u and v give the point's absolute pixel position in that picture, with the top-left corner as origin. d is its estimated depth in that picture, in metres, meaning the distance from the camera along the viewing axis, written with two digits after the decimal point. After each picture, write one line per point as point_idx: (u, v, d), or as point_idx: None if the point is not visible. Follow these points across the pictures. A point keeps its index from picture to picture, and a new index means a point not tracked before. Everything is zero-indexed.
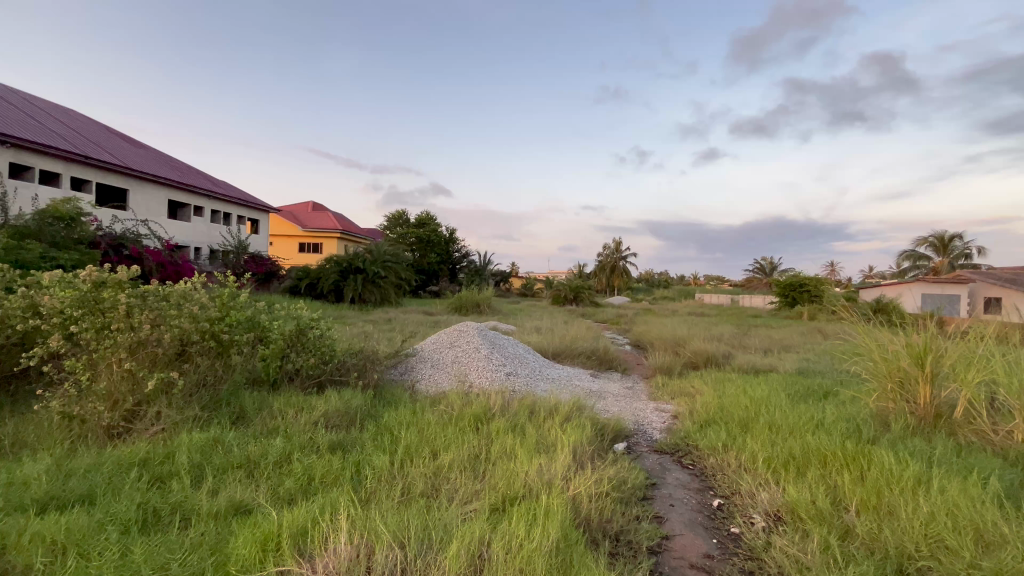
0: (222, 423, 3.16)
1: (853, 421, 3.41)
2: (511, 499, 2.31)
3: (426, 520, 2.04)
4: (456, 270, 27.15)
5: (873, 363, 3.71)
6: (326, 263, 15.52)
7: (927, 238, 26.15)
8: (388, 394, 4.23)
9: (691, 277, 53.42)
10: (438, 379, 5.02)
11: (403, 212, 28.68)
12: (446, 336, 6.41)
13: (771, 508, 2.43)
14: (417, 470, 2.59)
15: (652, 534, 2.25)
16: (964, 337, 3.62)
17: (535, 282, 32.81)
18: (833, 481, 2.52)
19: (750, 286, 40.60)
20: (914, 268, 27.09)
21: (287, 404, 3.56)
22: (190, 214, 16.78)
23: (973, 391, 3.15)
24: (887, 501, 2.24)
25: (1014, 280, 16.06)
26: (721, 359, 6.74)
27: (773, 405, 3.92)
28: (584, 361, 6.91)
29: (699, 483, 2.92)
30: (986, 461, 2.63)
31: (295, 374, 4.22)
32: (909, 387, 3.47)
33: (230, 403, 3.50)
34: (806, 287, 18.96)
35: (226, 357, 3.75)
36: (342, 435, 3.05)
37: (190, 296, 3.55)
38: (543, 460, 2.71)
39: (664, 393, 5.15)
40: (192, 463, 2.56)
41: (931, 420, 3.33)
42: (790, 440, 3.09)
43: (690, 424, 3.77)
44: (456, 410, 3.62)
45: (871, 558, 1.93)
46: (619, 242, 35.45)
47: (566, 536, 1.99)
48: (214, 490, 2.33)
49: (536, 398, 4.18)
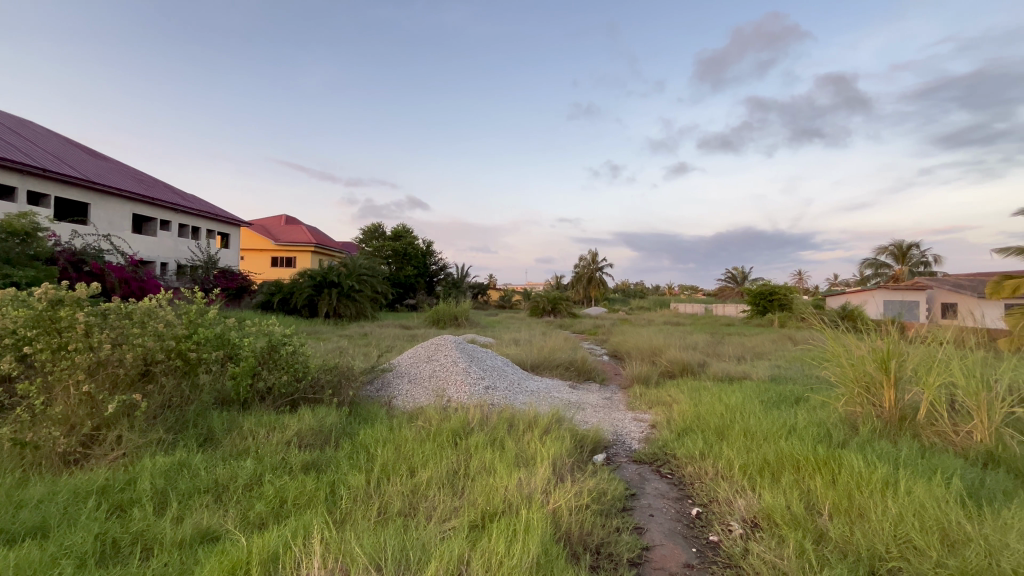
0: (188, 446, 3.03)
1: (824, 426, 3.51)
2: (490, 515, 2.27)
3: (404, 540, 1.99)
4: (434, 282, 27.41)
5: (840, 369, 3.84)
6: (300, 277, 15.27)
7: (886, 247, 27.33)
8: (365, 411, 4.14)
9: (666, 287, 54.68)
10: (415, 394, 4.95)
11: (379, 225, 28.60)
12: (423, 350, 6.32)
13: (748, 515, 2.47)
14: (394, 488, 2.54)
15: (633, 546, 2.25)
16: (924, 341, 3.76)
17: (513, 294, 32.98)
18: (806, 485, 2.58)
19: (722, 295, 41.80)
20: (874, 276, 28.34)
21: (258, 423, 3.45)
22: (156, 229, 16.26)
23: (935, 393, 3.29)
24: (858, 503, 2.30)
25: (967, 285, 16.87)
26: (697, 367, 6.86)
27: (747, 411, 3.99)
28: (563, 373, 6.93)
29: (677, 492, 2.94)
30: (949, 462, 2.72)
31: (267, 393, 4.09)
32: (875, 391, 3.60)
33: (197, 425, 3.36)
34: (776, 295, 19.53)
35: (193, 377, 3.64)
36: (316, 454, 2.97)
37: (155, 313, 3.45)
38: (523, 474, 2.69)
39: (641, 402, 5.20)
40: (156, 489, 2.44)
41: (896, 423, 3.45)
42: (764, 445, 3.15)
43: (667, 433, 3.81)
44: (434, 426, 3.57)
45: (844, 560, 1.96)
46: (595, 253, 36.18)
47: (546, 551, 1.96)
48: (179, 517, 2.22)
49: (515, 411, 4.16)
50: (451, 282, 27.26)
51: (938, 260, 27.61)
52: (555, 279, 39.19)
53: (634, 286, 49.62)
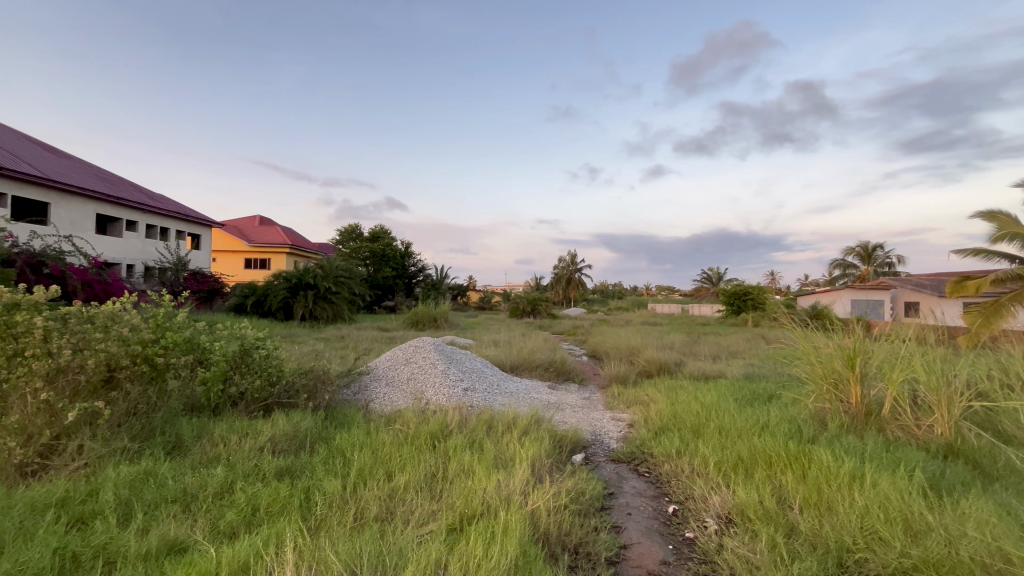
0: (155, 454, 2.93)
1: (794, 422, 3.60)
2: (468, 518, 2.26)
3: (380, 545, 1.96)
4: (413, 284, 27.17)
5: (810, 367, 3.95)
6: (274, 279, 14.96)
7: (853, 247, 28.28)
8: (341, 415, 4.06)
9: (644, 288, 55.48)
10: (393, 397, 4.89)
11: (357, 225, 28.22)
12: (401, 352, 6.25)
13: (723, 511, 2.52)
14: (371, 493, 2.50)
15: (611, 545, 2.26)
16: (888, 339, 3.91)
17: (493, 295, 32.95)
18: (777, 481, 2.64)
19: (698, 295, 42.64)
20: (842, 276, 29.31)
21: (230, 430, 3.36)
22: (122, 229, 15.69)
23: (898, 388, 3.41)
24: (827, 497, 2.37)
25: (927, 284, 17.54)
26: (674, 367, 6.98)
27: (722, 409, 4.08)
28: (543, 374, 6.95)
29: (654, 490, 2.98)
30: (912, 455, 2.83)
31: (239, 399, 3.98)
32: (843, 387, 3.71)
33: (165, 432, 3.25)
34: (749, 295, 20.01)
35: (161, 382, 3.52)
36: (290, 460, 2.90)
37: (120, 317, 3.33)
38: (501, 475, 2.68)
39: (620, 402, 5.25)
40: (120, 500, 2.35)
41: (862, 418, 3.57)
42: (739, 443, 3.22)
43: (644, 432, 3.86)
44: (412, 429, 3.53)
45: (814, 552, 2.02)
46: (575, 254, 36.46)
47: (525, 553, 1.96)
48: (144, 529, 2.14)
49: (494, 413, 4.14)
50: (430, 284, 27.04)
51: (902, 261, 28.72)
52: (535, 280, 39.32)
53: (612, 287, 50.19)
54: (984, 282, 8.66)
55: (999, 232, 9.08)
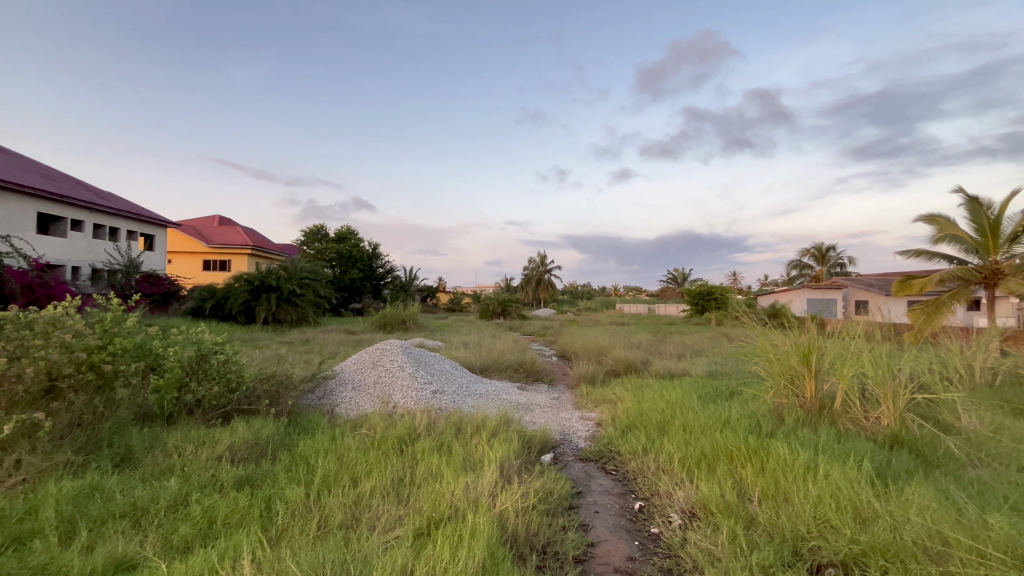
0: (102, 467, 2.77)
1: (754, 417, 3.73)
2: (435, 522, 2.24)
3: (344, 553, 1.92)
4: (381, 286, 26.73)
5: (769, 363, 4.11)
6: (235, 281, 14.44)
7: (809, 249, 29.58)
8: (305, 421, 3.95)
9: (612, 288, 56.45)
10: (359, 401, 4.79)
11: (322, 226, 27.54)
12: (368, 355, 6.14)
13: (687, 505, 2.58)
14: (336, 500, 2.44)
15: (578, 543, 2.28)
16: (839, 336, 4.11)
17: (463, 297, 32.79)
18: (738, 475, 2.73)
19: (665, 294, 43.75)
20: (799, 276, 30.61)
21: (185, 439, 3.21)
22: (66, 230, 14.80)
23: (849, 383, 3.58)
24: (783, 488, 2.46)
25: (875, 284, 18.55)
26: (640, 366, 7.11)
27: (686, 406, 4.18)
28: (513, 375, 6.95)
29: (621, 488, 3.03)
30: (861, 445, 2.98)
31: (195, 407, 3.81)
32: (798, 383, 3.88)
33: (114, 444, 3.08)
34: (713, 295, 20.65)
35: (109, 391, 3.32)
36: (251, 469, 2.80)
37: (63, 322, 3.16)
38: (470, 478, 2.67)
39: (588, 401, 5.31)
40: (63, 517, 2.21)
41: (816, 411, 3.73)
42: (701, 438, 3.31)
43: (612, 430, 3.92)
44: (378, 433, 3.46)
45: (771, 542, 2.09)
46: (544, 256, 36.72)
47: (493, 554, 1.96)
48: (90, 546, 2.02)
49: (463, 415, 4.11)
50: (398, 286, 26.68)
51: (853, 261, 30.24)
52: (505, 281, 39.40)
53: (581, 287, 50.77)
54: (928, 282, 9.19)
55: (939, 234, 9.69)
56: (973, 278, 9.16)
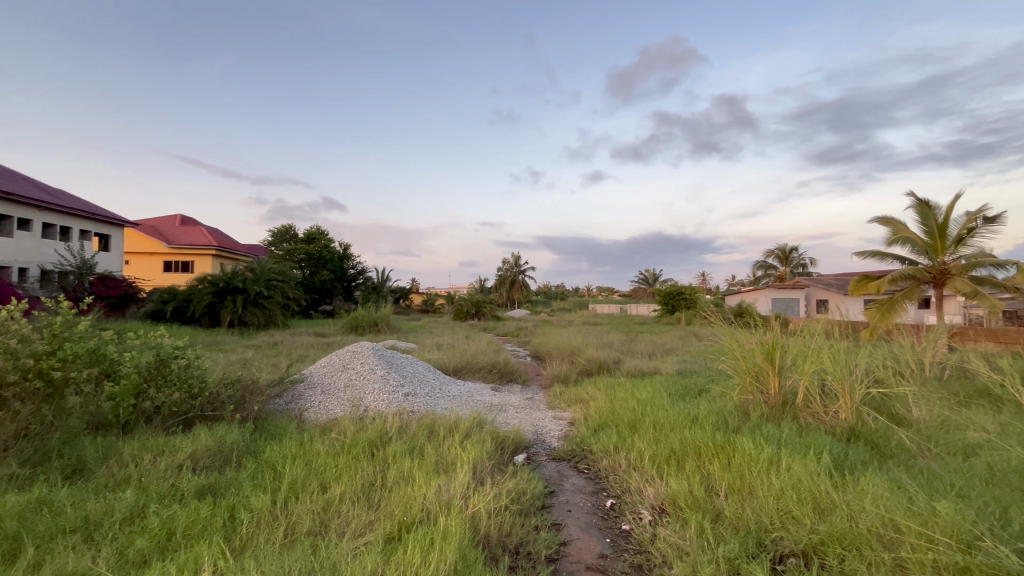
0: (50, 480, 2.62)
1: (721, 414, 3.83)
2: (407, 526, 2.21)
3: (312, 561, 1.88)
4: (352, 288, 26.25)
5: (735, 361, 4.22)
6: (198, 283, 13.93)
7: (773, 250, 30.61)
8: (272, 427, 3.83)
9: (585, 288, 57.06)
10: (329, 405, 4.69)
11: (291, 226, 26.84)
12: (338, 358, 6.02)
13: (657, 502, 2.63)
14: (304, 507, 2.38)
15: (551, 543, 2.29)
16: (801, 333, 4.27)
17: (437, 298, 32.55)
18: (706, 470, 2.80)
19: (637, 294, 44.50)
20: (764, 276, 31.65)
21: (143, 448, 3.07)
22: (12, 229, 13.99)
23: (809, 379, 3.72)
24: (748, 482, 2.54)
25: (834, 284, 19.34)
26: (612, 365, 7.20)
27: (657, 405, 4.26)
28: (486, 376, 6.93)
29: (593, 486, 3.06)
30: (821, 439, 3.10)
31: (154, 414, 3.65)
32: (763, 379, 4.01)
33: (63, 455, 2.91)
34: (682, 295, 21.13)
35: (58, 400, 3.15)
36: (214, 477, 2.70)
37: (7, 327, 2.99)
38: (442, 480, 2.65)
39: (561, 401, 5.35)
40: (6, 534, 2.08)
41: (780, 407, 3.87)
42: (671, 436, 3.38)
43: (585, 429, 3.96)
44: (349, 437, 3.40)
45: (737, 535, 2.16)
46: (518, 257, 36.81)
47: (464, 556, 1.95)
48: (36, 564, 1.91)
49: (436, 417, 4.08)
50: (370, 287, 26.26)
51: (814, 262, 31.45)
52: (479, 282, 39.31)
53: (554, 288, 51.13)
54: (883, 282, 9.63)
55: (892, 235, 10.17)
56: (923, 278, 9.66)
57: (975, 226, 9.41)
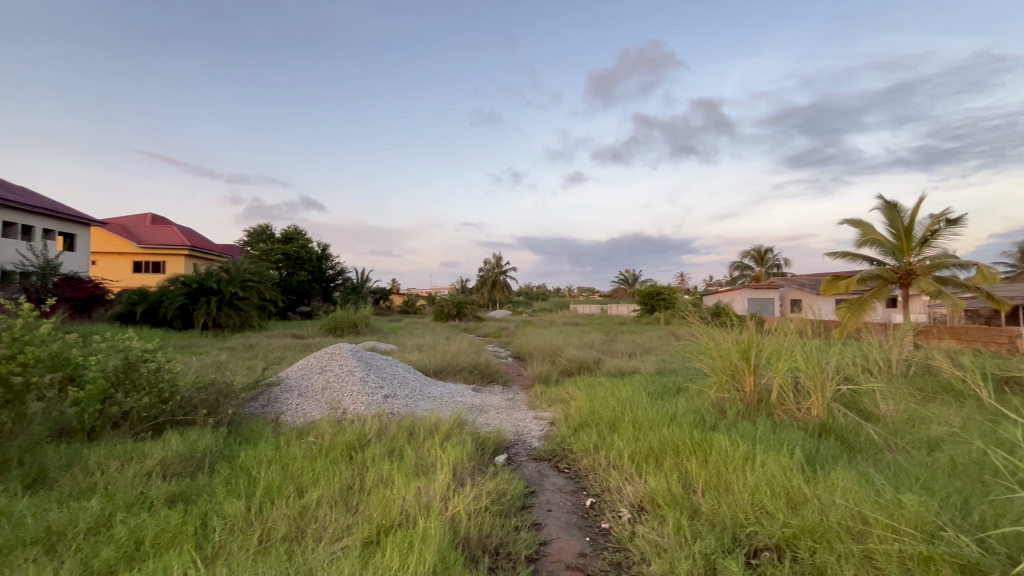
0: (9, 489, 2.51)
1: (699, 412, 3.90)
2: (386, 529, 2.18)
3: (287, 567, 1.84)
4: (331, 288, 25.85)
5: (712, 359, 4.30)
6: (170, 283, 13.53)
7: (749, 251, 31.26)
8: (246, 431, 3.75)
9: (566, 289, 57.40)
10: (306, 408, 4.61)
11: (268, 226, 26.28)
12: (316, 360, 5.91)
13: (635, 500, 2.66)
14: (279, 512, 2.33)
15: (530, 543, 2.30)
16: (775, 332, 4.37)
17: (418, 299, 32.29)
18: (684, 467, 2.84)
19: (618, 294, 44.94)
20: (740, 276, 32.31)
21: (110, 455, 2.97)
22: None
23: (783, 376, 3.81)
24: (724, 478, 2.59)
25: (808, 284, 19.87)
26: (593, 365, 7.25)
27: (636, 403, 4.31)
28: (467, 376, 6.90)
29: (573, 485, 3.08)
30: (794, 435, 3.18)
31: (122, 420, 3.53)
32: (739, 377, 4.09)
33: (24, 464, 2.79)
34: (662, 295, 21.42)
35: (18, 406, 3.02)
36: (185, 483, 2.63)
37: None
38: (421, 482, 2.63)
39: (542, 401, 5.36)
40: None
41: (755, 404, 3.95)
42: (650, 434, 3.42)
43: (565, 429, 3.98)
44: (327, 440, 3.35)
45: (714, 530, 2.19)
46: (499, 257, 36.79)
47: (444, 558, 1.93)
48: None
49: (415, 419, 4.04)
50: (349, 288, 25.90)
51: (788, 263, 32.22)
52: (460, 282, 39.16)
53: (536, 288, 51.25)
54: (853, 282, 9.93)
55: (862, 237, 10.49)
56: (891, 278, 10.00)
57: (939, 228, 9.77)
